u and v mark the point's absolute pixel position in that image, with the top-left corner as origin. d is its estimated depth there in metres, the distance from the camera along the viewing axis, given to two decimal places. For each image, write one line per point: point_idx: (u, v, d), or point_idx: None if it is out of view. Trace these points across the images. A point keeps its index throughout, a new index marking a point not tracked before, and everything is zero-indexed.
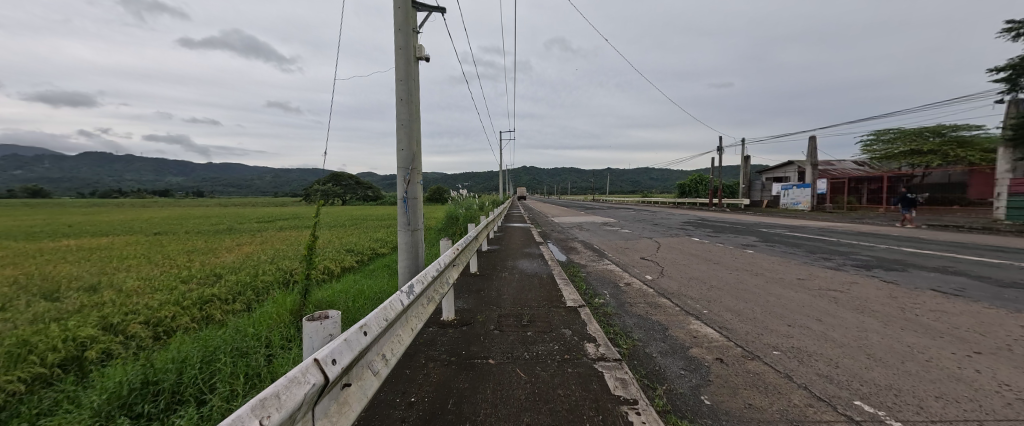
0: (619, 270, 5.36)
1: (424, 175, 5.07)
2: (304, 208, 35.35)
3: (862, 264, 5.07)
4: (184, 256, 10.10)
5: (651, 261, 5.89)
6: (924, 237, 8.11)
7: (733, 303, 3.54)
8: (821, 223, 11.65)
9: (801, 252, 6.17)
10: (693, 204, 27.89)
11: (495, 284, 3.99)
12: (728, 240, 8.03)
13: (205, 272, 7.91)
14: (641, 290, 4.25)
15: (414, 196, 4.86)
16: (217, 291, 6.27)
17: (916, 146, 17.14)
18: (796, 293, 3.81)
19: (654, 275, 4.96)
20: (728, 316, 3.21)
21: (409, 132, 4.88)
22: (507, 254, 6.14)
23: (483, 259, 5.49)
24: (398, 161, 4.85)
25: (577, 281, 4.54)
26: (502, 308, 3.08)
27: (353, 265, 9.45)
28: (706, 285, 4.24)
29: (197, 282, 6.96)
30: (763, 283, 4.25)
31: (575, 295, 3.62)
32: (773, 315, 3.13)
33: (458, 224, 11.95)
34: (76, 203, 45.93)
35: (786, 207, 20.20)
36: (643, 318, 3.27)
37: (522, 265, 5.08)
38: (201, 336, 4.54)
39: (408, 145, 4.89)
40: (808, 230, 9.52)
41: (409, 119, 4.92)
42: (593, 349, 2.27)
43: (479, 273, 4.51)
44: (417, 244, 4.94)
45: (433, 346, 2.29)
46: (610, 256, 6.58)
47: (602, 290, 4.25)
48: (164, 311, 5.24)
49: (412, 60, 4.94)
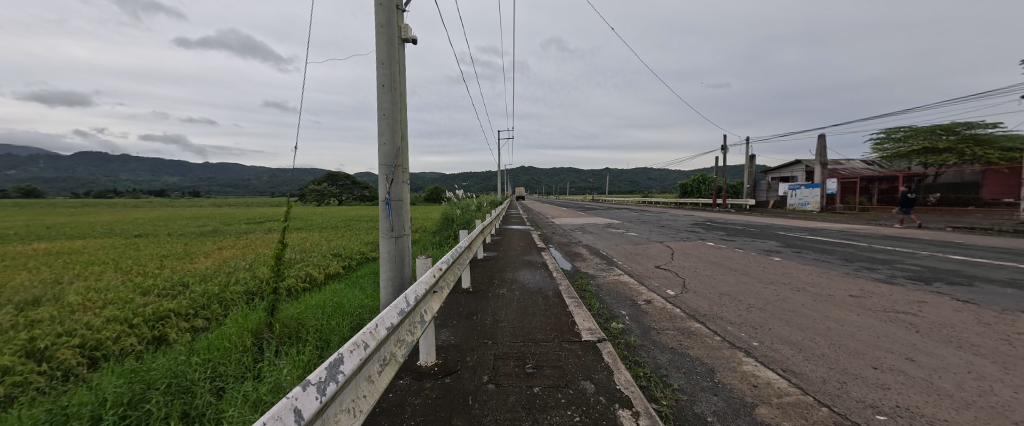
0: (633, 283, 4.68)
1: (410, 174, 4.36)
2: (298, 209, 34.47)
3: (916, 276, 4.39)
4: (156, 262, 9.34)
5: (668, 271, 5.21)
6: (960, 242, 7.43)
7: (787, 332, 2.84)
8: (838, 226, 10.97)
9: (836, 260, 5.49)
10: (696, 205, 27.25)
11: (492, 305, 3.28)
12: (747, 245, 7.33)
13: (172, 281, 7.16)
14: (666, 309, 3.56)
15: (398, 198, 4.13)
16: (176, 305, 5.55)
17: (929, 144, 16.50)
18: (859, 316, 3.11)
19: (676, 289, 4.25)
20: (788, 351, 2.50)
21: (392, 124, 4.18)
22: (506, 263, 5.45)
23: (477, 270, 4.78)
24: (379, 156, 4.12)
25: (588, 299, 3.83)
26: (499, 346, 2.37)
27: (339, 272, 8.75)
28: (743, 303, 3.56)
29: (157, 293, 6.22)
30: (811, 302, 3.55)
31: (589, 321, 2.91)
32: (847, 352, 2.44)
33: (453, 226, 11.23)
34: (69, 203, 45.00)
35: (794, 208, 19.60)
36: (678, 354, 2.56)
37: (523, 277, 4.38)
38: (142, 364, 3.81)
39: (391, 139, 4.18)
40: (829, 234, 8.83)
41: (392, 108, 4.22)
42: (629, 422, 1.55)
43: (472, 290, 3.80)
44: (402, 253, 4.20)
45: (398, 418, 1.57)
46: (622, 264, 5.88)
47: (619, 311, 3.55)
48: (105, 332, 4.51)
49: (395, 40, 4.23)
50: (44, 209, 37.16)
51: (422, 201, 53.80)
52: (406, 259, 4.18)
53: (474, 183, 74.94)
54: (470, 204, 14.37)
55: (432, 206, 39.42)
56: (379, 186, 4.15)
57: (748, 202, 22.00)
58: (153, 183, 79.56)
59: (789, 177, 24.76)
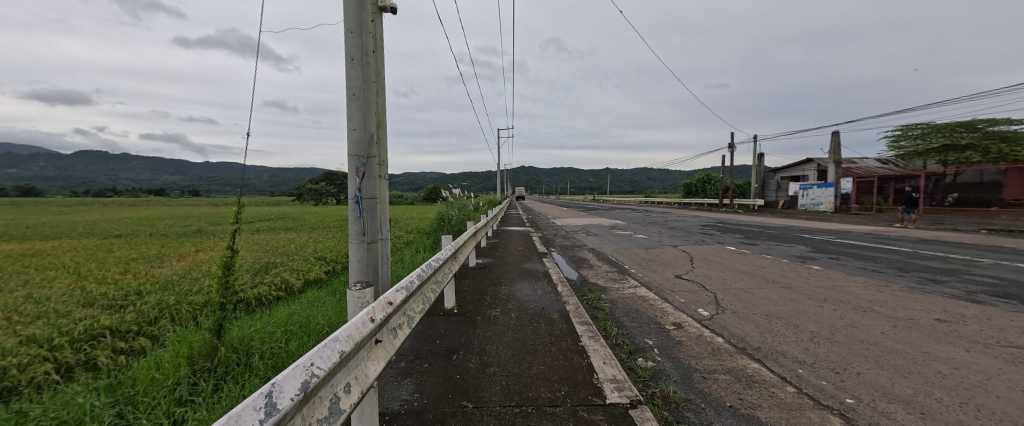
0: (653, 298, 3.90)
1: (388, 168, 3.55)
2: (292, 209, 33.54)
3: (1000, 292, 3.59)
4: (120, 266, 8.52)
5: (691, 283, 4.43)
6: (1012, 247, 6.62)
7: (889, 381, 2.02)
8: (864, 228, 10.14)
9: (888, 269, 4.68)
10: (701, 205, 26.48)
11: (479, 336, 2.48)
12: (775, 250, 6.52)
13: (127, 290, 6.35)
14: (704, 338, 2.76)
15: (370, 195, 3.32)
16: (116, 320, 4.75)
17: (950, 141, 15.69)
18: (971, 354, 2.30)
19: (710, 309, 3.44)
20: (907, 418, 1.71)
21: (364, 107, 3.38)
22: (502, 272, 4.69)
23: (467, 283, 4.01)
24: (347, 145, 3.27)
25: (603, 325, 3.04)
26: (481, 415, 1.56)
27: (320, 278, 7.96)
28: (803, 331, 2.78)
29: (102, 304, 5.44)
30: (892, 329, 2.74)
31: (612, 364, 2.10)
32: (1000, 424, 1.64)
33: (447, 227, 10.41)
34: (60, 202, 44.05)
35: (805, 208, 18.80)
36: (743, 419, 1.75)
37: (521, 293, 3.61)
38: (38, 402, 2.99)
39: (363, 125, 3.38)
40: (860, 237, 8.01)
41: (363, 86, 3.39)
42: None
43: (458, 311, 3.01)
44: (375, 263, 3.39)
45: None
46: (636, 273, 5.09)
47: (646, 342, 2.75)
48: (14, 357, 3.69)
49: (368, 5, 3.43)
50: (37, 208, 36.44)
51: (420, 201, 53.12)
52: (381, 269, 3.39)
53: (474, 183, 74.48)
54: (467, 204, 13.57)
55: (429, 207, 38.58)
56: (348, 181, 3.29)
57: (757, 202, 21.20)
58: (148, 181, 78.46)
59: (800, 176, 23.91)
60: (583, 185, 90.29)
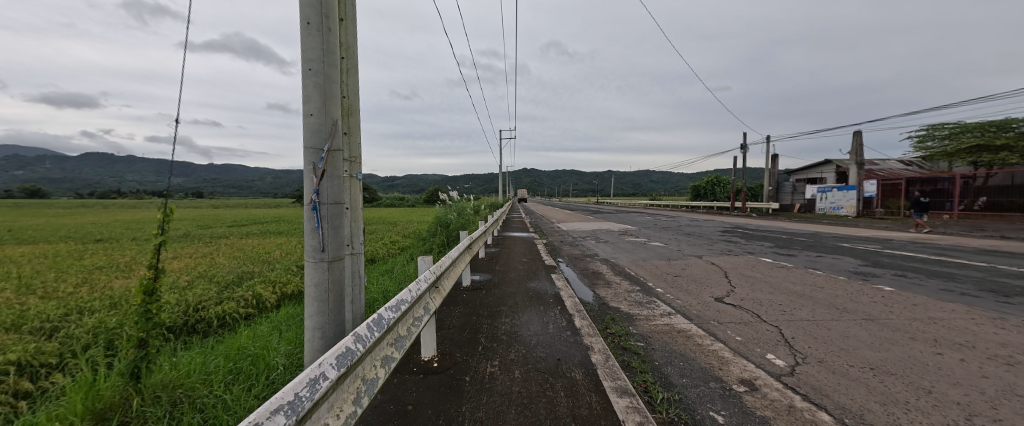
0: (699, 334, 2.98)
1: (361, 168, 2.53)
2: (288, 212, 32.62)
3: None
4: (79, 277, 7.64)
5: (740, 309, 3.52)
6: None
7: None
8: (904, 235, 9.19)
9: (983, 294, 3.76)
10: (711, 209, 25.54)
11: (462, 422, 1.58)
12: (821, 263, 5.58)
13: (70, 308, 5.46)
14: (801, 414, 1.84)
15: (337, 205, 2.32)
16: (29, 352, 3.82)
17: (984, 140, 14.67)
18: None
19: (783, 354, 2.54)
20: None
21: (327, 84, 2.31)
22: (502, 295, 3.80)
23: (458, 314, 3.12)
24: (303, 136, 2.23)
25: (643, 383, 2.15)
26: None
27: (299, 291, 7.06)
28: (948, 404, 1.87)
29: (26, 329, 4.53)
30: None
31: None
32: None
33: (445, 232, 9.54)
34: (58, 203, 43.39)
35: (824, 212, 17.80)
36: None
37: (526, 331, 2.70)
38: None
39: (325, 109, 2.32)
40: (909, 247, 7.09)
41: (325, 57, 2.31)
42: None
43: (438, 368, 2.12)
44: (341, 295, 2.41)
45: None
46: (665, 295, 4.17)
47: (713, 419, 1.81)
48: None
49: None
50: (32, 209, 35.77)
51: (422, 203, 52.30)
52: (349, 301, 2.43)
53: (476, 185, 73.82)
54: (467, 207, 12.67)
55: (430, 210, 37.76)
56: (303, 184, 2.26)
57: (771, 206, 20.24)
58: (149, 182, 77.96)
59: (816, 178, 22.90)
60: (586, 188, 89.51)
